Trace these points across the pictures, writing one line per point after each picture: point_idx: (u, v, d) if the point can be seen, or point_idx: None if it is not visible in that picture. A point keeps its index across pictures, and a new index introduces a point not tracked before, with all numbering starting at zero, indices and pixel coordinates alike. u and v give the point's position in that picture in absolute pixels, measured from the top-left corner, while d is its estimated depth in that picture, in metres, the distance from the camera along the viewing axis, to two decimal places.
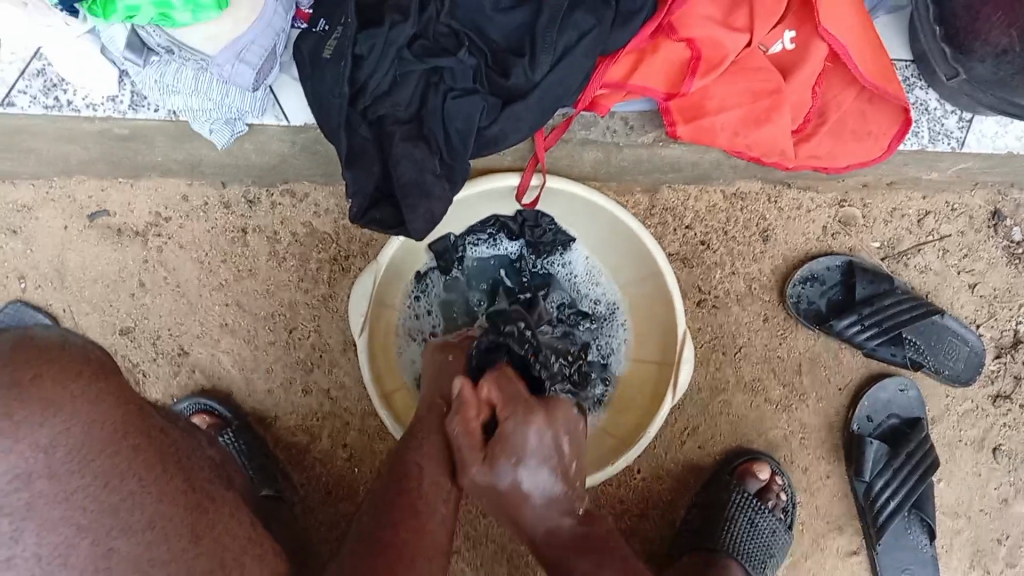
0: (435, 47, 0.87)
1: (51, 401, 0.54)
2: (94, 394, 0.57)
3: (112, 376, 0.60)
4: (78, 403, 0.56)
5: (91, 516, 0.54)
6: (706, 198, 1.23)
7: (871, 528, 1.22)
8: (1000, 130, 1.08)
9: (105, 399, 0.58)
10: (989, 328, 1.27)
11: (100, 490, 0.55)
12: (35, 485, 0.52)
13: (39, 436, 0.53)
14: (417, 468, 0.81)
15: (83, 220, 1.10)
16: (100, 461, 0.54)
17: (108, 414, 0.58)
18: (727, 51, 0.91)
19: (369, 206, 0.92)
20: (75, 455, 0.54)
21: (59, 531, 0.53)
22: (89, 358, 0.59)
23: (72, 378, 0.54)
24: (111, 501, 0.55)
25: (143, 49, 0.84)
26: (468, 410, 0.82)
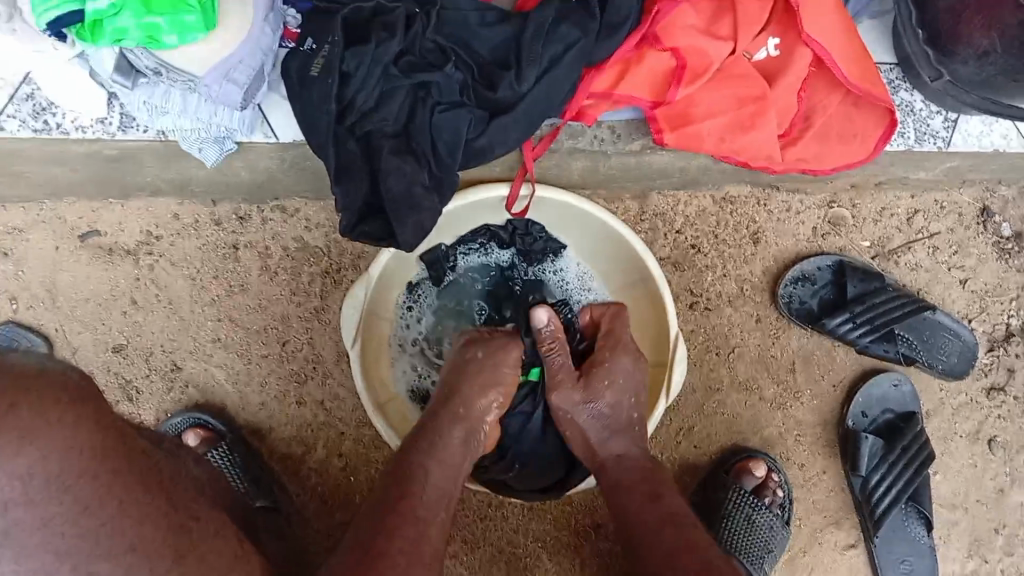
0: (422, 63, 0.88)
1: (29, 428, 0.51)
2: (71, 418, 0.54)
3: (89, 400, 0.56)
4: (61, 430, 0.52)
5: (72, 540, 0.52)
6: (696, 203, 1.24)
7: (868, 521, 1.22)
8: (985, 129, 1.08)
9: (87, 423, 0.55)
10: (980, 323, 1.28)
11: (79, 517, 0.53)
12: (12, 512, 0.50)
13: (16, 465, 0.50)
14: (420, 470, 0.80)
15: (74, 241, 1.10)
16: (79, 493, 0.53)
17: (84, 440, 0.54)
18: (711, 59, 0.92)
19: (358, 220, 0.93)
20: (53, 481, 0.52)
21: (40, 557, 0.51)
22: (66, 383, 0.55)
23: (53, 413, 0.52)
24: (92, 526, 0.53)
25: (131, 71, 0.83)
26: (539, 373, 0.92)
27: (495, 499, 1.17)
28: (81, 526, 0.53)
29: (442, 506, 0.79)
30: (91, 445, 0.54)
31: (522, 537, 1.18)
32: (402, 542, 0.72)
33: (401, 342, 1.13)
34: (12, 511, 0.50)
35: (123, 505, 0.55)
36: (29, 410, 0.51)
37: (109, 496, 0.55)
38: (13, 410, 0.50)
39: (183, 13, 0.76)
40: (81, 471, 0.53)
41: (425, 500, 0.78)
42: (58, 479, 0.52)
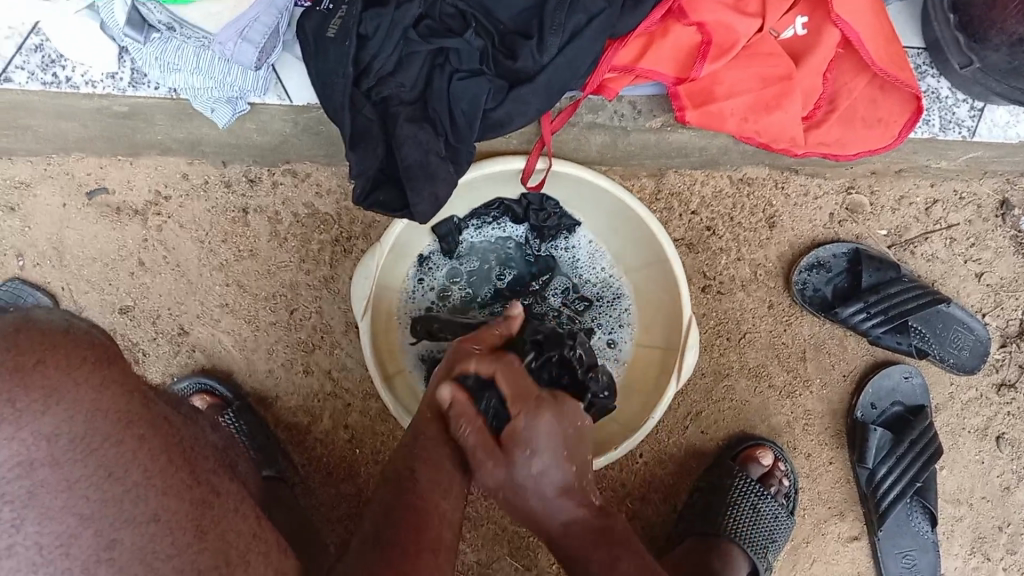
0: (442, 28, 0.86)
1: (56, 385, 0.50)
2: (97, 380, 0.53)
3: (114, 362, 0.56)
4: (87, 392, 0.51)
5: (96, 506, 0.49)
6: (713, 183, 1.21)
7: (873, 514, 1.22)
8: (1012, 120, 1.06)
9: (113, 386, 0.53)
10: (994, 318, 1.27)
11: (104, 482, 0.50)
12: (37, 473, 0.48)
13: (42, 424, 0.48)
14: (410, 473, 0.78)
15: (81, 198, 1.09)
16: (103, 457, 0.51)
17: (110, 403, 0.53)
18: (738, 36, 0.90)
19: (372, 188, 0.91)
20: (78, 444, 0.50)
21: (64, 520, 0.48)
22: (93, 343, 0.54)
23: (78, 373, 0.52)
24: (117, 492, 0.50)
25: (143, 26, 0.83)
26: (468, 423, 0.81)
27: None
28: (104, 492, 0.50)
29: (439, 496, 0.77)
30: (117, 409, 0.53)
31: None
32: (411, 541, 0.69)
33: (411, 316, 1.12)
34: (38, 473, 0.48)
35: (150, 474, 0.53)
36: (55, 368, 0.50)
37: (135, 460, 0.52)
38: (39, 366, 0.50)
39: None
40: (108, 434, 0.51)
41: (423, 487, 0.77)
42: (85, 441, 0.50)
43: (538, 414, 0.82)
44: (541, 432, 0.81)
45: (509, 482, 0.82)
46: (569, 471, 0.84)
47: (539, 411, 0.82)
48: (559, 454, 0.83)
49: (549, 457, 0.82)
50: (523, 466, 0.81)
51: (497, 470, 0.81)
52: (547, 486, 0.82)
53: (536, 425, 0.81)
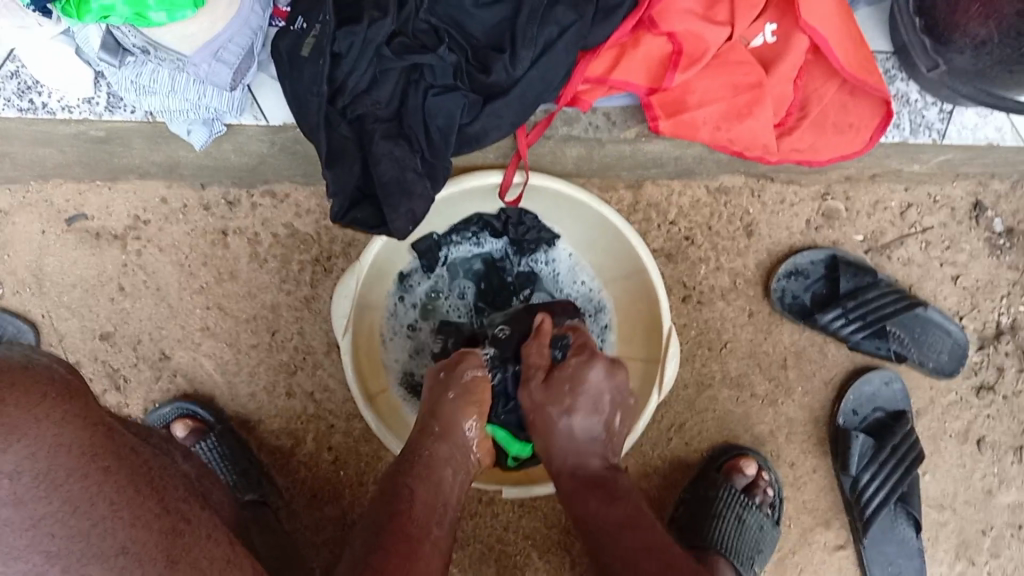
0: (415, 45, 0.87)
1: (15, 424, 0.51)
2: (57, 416, 0.54)
3: (78, 396, 0.57)
4: (48, 428, 0.53)
5: (63, 542, 0.50)
6: (689, 193, 1.23)
7: (858, 522, 1.23)
8: (980, 121, 1.08)
9: (75, 421, 0.55)
10: (971, 320, 1.28)
11: (69, 517, 0.51)
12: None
13: (2, 462, 0.50)
14: (406, 489, 0.79)
15: (60, 224, 1.09)
16: (68, 493, 0.52)
17: (71, 438, 0.54)
18: (707, 45, 0.92)
19: (349, 206, 0.91)
20: (41, 482, 0.51)
21: (29, 558, 0.49)
22: (54, 378, 0.56)
23: (39, 410, 0.53)
24: (83, 526, 0.51)
25: (119, 49, 0.82)
26: (543, 338, 0.96)
27: (485, 496, 1.16)
28: (70, 526, 0.51)
29: (431, 521, 0.77)
30: (80, 444, 0.54)
31: (512, 534, 1.17)
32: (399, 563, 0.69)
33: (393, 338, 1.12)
34: (1, 512, 0.49)
35: (116, 506, 0.53)
36: (17, 407, 0.52)
37: (100, 493, 0.53)
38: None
39: None
40: (72, 469, 0.53)
41: (414, 517, 0.76)
42: (48, 478, 0.51)
43: (589, 361, 0.92)
44: (589, 374, 0.91)
45: (542, 412, 0.92)
46: (598, 424, 0.91)
47: (592, 361, 0.92)
48: (593, 403, 0.91)
49: (587, 401, 0.91)
50: (561, 403, 0.91)
51: (536, 393, 0.92)
52: (574, 426, 0.90)
53: (585, 372, 0.91)
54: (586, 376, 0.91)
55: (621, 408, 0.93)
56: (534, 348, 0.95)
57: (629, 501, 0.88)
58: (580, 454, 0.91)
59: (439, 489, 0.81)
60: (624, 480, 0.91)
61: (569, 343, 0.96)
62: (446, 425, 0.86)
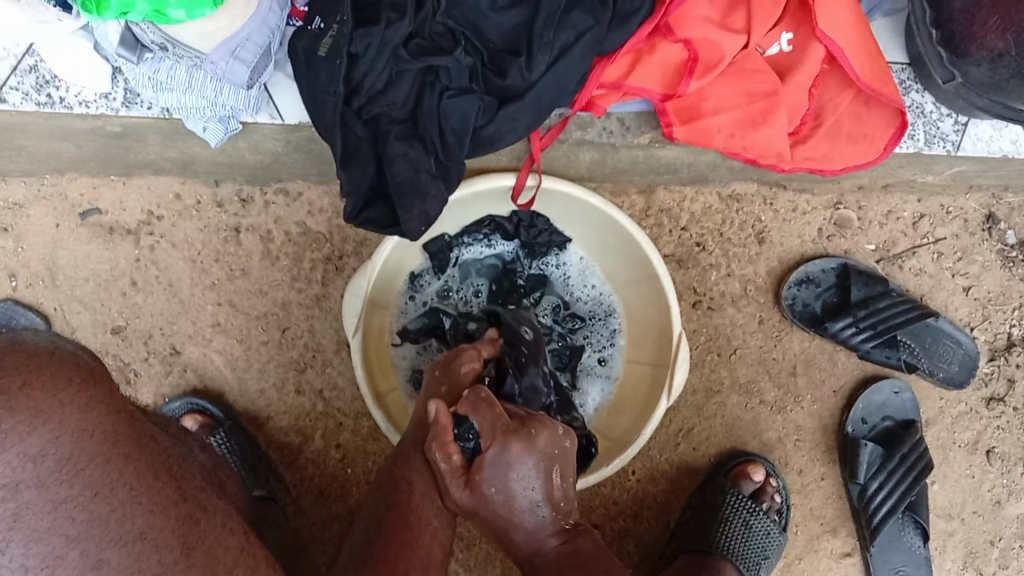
0: (431, 45, 0.88)
1: (42, 407, 0.51)
2: (82, 401, 0.53)
3: (101, 381, 0.56)
4: (73, 413, 0.52)
5: (82, 526, 0.50)
6: (701, 199, 1.23)
7: (865, 530, 1.22)
8: (994, 134, 1.08)
9: (99, 407, 0.54)
10: (982, 331, 1.28)
11: (89, 502, 0.51)
12: (22, 495, 0.49)
13: (28, 445, 0.49)
14: (405, 482, 0.80)
15: (74, 218, 1.09)
16: (89, 477, 0.52)
17: (95, 422, 0.54)
18: (723, 52, 0.92)
19: (363, 206, 0.91)
20: (64, 466, 0.51)
21: (50, 540, 0.49)
22: (79, 364, 0.55)
23: (64, 395, 0.52)
24: (102, 512, 0.52)
25: (137, 46, 0.83)
26: (446, 438, 0.79)
27: None
28: (92, 511, 0.51)
29: (430, 512, 0.79)
30: (103, 428, 0.54)
31: None
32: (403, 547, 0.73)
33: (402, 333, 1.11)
34: (24, 494, 0.49)
35: (135, 492, 0.54)
36: (41, 390, 0.51)
37: (121, 480, 0.53)
38: (25, 389, 0.51)
39: None
40: (94, 454, 0.52)
41: (413, 507, 0.78)
42: (70, 462, 0.51)
43: (505, 449, 0.78)
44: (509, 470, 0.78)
45: (472, 515, 0.81)
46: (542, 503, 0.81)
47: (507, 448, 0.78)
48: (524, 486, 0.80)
49: (516, 487, 0.80)
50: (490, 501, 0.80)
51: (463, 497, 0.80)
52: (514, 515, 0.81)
53: (501, 465, 0.79)
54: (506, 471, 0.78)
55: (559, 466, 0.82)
56: (439, 452, 0.79)
57: (602, 570, 0.81)
58: (536, 542, 0.82)
59: (441, 475, 0.80)
60: (589, 545, 0.83)
61: (478, 431, 0.80)
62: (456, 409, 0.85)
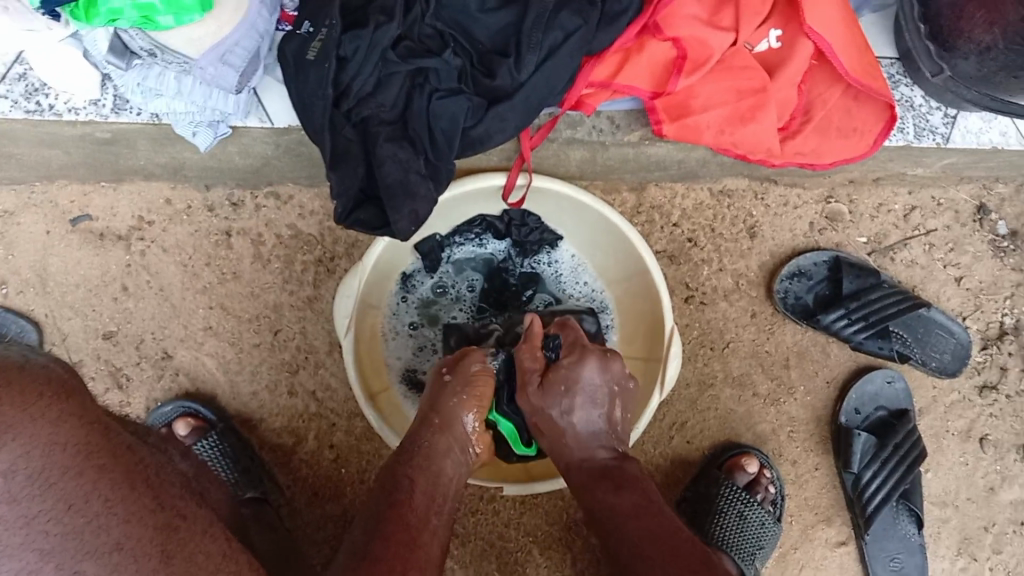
0: (420, 49, 0.88)
1: (12, 422, 0.51)
2: (55, 415, 0.54)
3: (77, 394, 0.56)
4: (43, 427, 0.52)
5: (58, 540, 0.51)
6: (693, 195, 1.23)
7: (859, 518, 1.22)
8: (984, 125, 1.08)
9: (73, 420, 0.54)
10: (974, 321, 1.28)
11: (63, 515, 0.51)
12: None
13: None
14: (406, 480, 0.79)
15: (64, 225, 1.09)
16: (63, 490, 0.52)
17: (69, 436, 0.54)
18: (711, 51, 0.92)
19: (353, 206, 0.91)
20: (36, 480, 0.51)
21: (22, 556, 0.49)
22: (51, 377, 0.55)
23: (35, 409, 0.53)
24: (78, 523, 0.52)
25: (125, 53, 0.82)
26: (535, 343, 0.96)
27: (487, 492, 1.16)
28: (65, 525, 0.51)
29: (428, 510, 0.77)
30: (76, 441, 0.54)
31: (513, 530, 1.17)
32: (398, 546, 0.70)
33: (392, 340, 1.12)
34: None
35: (111, 503, 0.54)
36: (13, 404, 0.52)
37: (95, 491, 0.53)
38: None
39: None
40: (67, 467, 0.52)
41: (413, 508, 0.76)
42: (43, 476, 0.51)
43: (582, 359, 0.91)
44: (582, 373, 0.90)
45: (539, 414, 0.92)
46: (601, 423, 0.90)
47: (583, 359, 0.91)
48: (590, 399, 0.90)
49: (580, 401, 0.90)
50: (558, 402, 0.90)
51: (536, 396, 0.92)
52: (574, 423, 0.90)
53: (578, 371, 0.90)
54: (580, 376, 0.90)
55: (621, 401, 0.92)
56: (528, 354, 0.95)
57: (640, 489, 0.85)
58: (587, 452, 0.89)
59: (437, 481, 0.81)
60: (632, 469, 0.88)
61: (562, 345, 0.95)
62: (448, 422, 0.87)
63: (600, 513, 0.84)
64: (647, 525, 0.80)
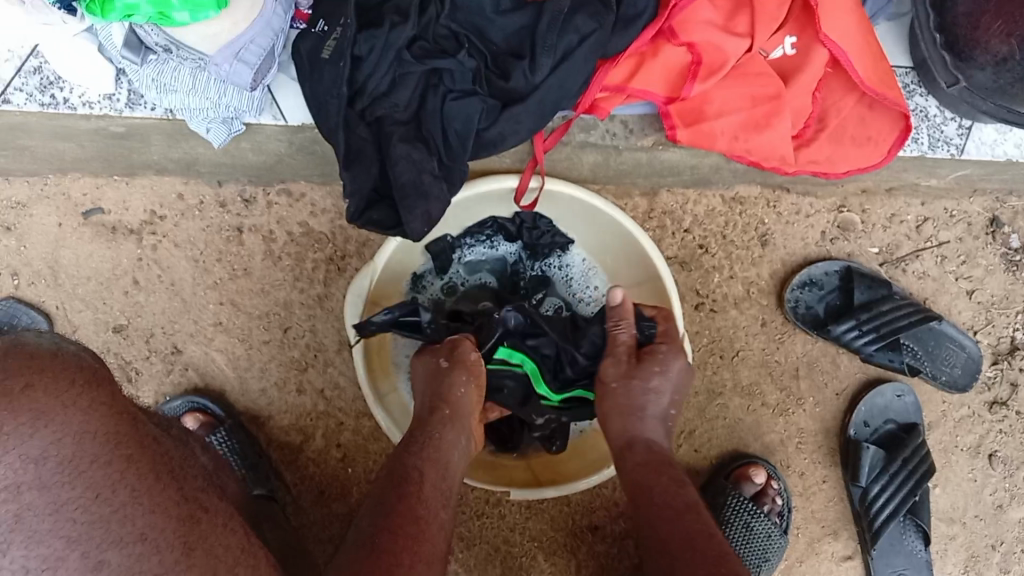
0: (435, 49, 0.88)
1: (44, 410, 0.53)
2: (84, 403, 0.55)
3: (104, 383, 0.58)
4: (75, 415, 0.54)
5: (84, 527, 0.50)
6: (704, 202, 1.23)
7: (866, 533, 1.21)
8: (999, 138, 1.07)
9: (101, 408, 0.56)
10: (985, 335, 1.28)
11: (91, 504, 0.51)
12: (23, 497, 0.50)
13: (28, 447, 0.51)
14: (416, 471, 0.77)
15: (76, 217, 1.09)
16: (90, 480, 0.52)
17: (96, 426, 0.55)
18: (727, 56, 0.91)
19: (365, 206, 0.91)
20: (65, 467, 0.51)
21: (50, 542, 0.49)
22: (81, 365, 0.57)
23: (66, 396, 0.54)
24: (104, 513, 0.51)
25: (141, 47, 0.83)
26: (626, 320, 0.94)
27: (493, 496, 1.16)
28: (92, 513, 0.51)
29: (438, 504, 0.76)
30: (105, 431, 0.55)
31: (518, 535, 1.17)
32: (406, 539, 0.68)
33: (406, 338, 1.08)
34: (25, 496, 0.50)
35: (137, 494, 0.53)
36: (44, 394, 0.53)
37: (122, 481, 0.53)
38: (28, 390, 0.53)
39: None
40: (95, 457, 0.53)
41: (421, 495, 0.75)
42: (73, 464, 0.52)
43: (677, 353, 0.93)
44: (676, 363, 0.92)
45: (626, 386, 0.89)
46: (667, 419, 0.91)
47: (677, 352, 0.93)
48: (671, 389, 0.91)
49: (661, 389, 0.90)
50: (650, 378, 0.89)
51: (621, 369, 0.91)
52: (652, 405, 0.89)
53: (674, 357, 0.92)
54: (671, 364, 0.92)
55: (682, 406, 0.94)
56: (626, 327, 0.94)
57: (681, 485, 0.82)
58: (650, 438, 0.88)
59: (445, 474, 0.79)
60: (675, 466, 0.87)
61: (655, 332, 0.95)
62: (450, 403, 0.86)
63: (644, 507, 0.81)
64: (689, 522, 0.77)
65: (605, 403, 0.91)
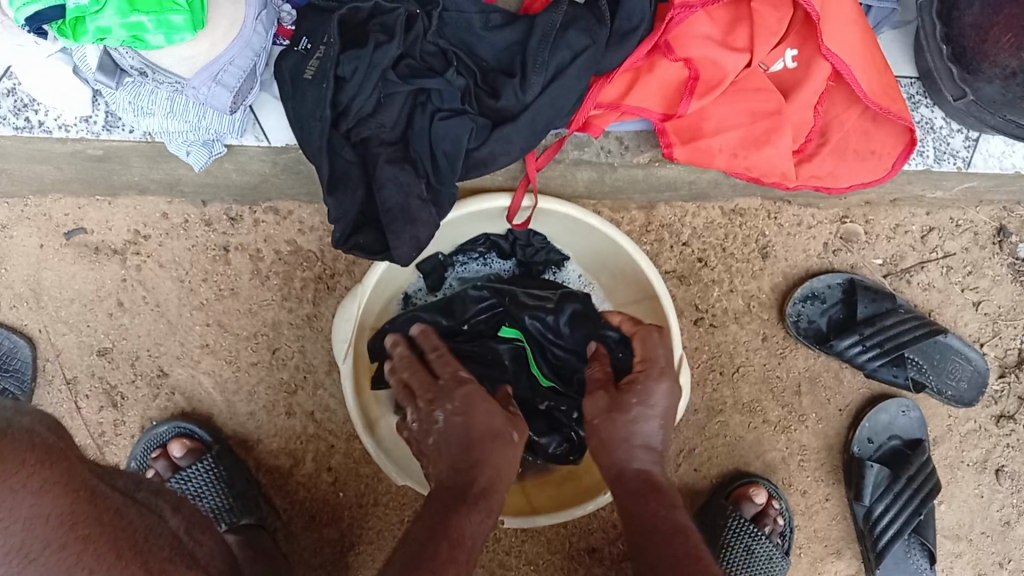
0: (422, 67, 0.85)
1: None
2: (37, 484, 0.52)
3: (60, 460, 0.55)
4: (26, 498, 0.51)
5: None
6: (704, 214, 1.20)
7: (869, 553, 1.17)
8: (1007, 150, 1.04)
9: (56, 488, 0.54)
10: (992, 347, 1.25)
11: None
12: None
13: None
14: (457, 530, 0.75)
15: (58, 238, 1.06)
16: (43, 566, 0.51)
17: (52, 506, 0.53)
18: (726, 72, 0.88)
19: (352, 231, 0.87)
20: (17, 556, 0.50)
21: None
22: (34, 443, 0.54)
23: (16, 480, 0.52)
24: None
25: (116, 71, 0.79)
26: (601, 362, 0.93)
27: None
28: None
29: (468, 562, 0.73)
30: (60, 511, 0.53)
31: (514, 558, 1.14)
32: None
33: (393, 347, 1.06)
34: None
35: None
36: None
37: (78, 564, 0.53)
38: None
39: (169, 12, 0.72)
40: (49, 541, 0.52)
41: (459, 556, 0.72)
42: (24, 552, 0.51)
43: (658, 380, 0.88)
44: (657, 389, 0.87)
45: (606, 419, 0.86)
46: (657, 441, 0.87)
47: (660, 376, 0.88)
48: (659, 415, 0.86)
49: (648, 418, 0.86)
50: (629, 412, 0.85)
51: (600, 400, 0.88)
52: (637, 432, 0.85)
53: (654, 384, 0.87)
54: (653, 389, 0.87)
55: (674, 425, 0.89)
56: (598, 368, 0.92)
57: (680, 512, 0.82)
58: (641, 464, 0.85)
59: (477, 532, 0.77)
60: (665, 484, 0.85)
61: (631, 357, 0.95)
62: (481, 458, 0.82)
63: (633, 523, 0.81)
64: (683, 547, 0.77)
65: (590, 439, 0.88)
